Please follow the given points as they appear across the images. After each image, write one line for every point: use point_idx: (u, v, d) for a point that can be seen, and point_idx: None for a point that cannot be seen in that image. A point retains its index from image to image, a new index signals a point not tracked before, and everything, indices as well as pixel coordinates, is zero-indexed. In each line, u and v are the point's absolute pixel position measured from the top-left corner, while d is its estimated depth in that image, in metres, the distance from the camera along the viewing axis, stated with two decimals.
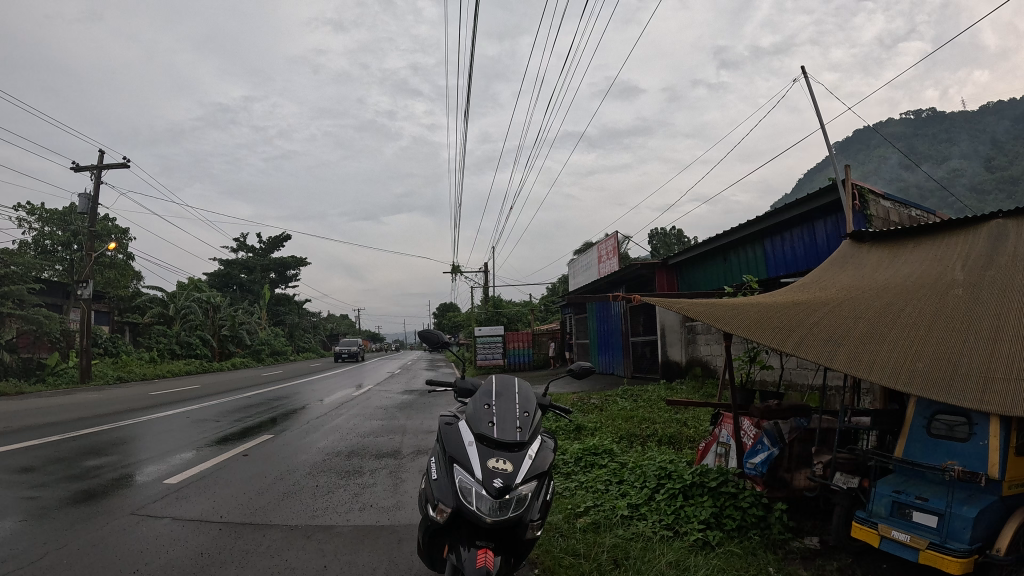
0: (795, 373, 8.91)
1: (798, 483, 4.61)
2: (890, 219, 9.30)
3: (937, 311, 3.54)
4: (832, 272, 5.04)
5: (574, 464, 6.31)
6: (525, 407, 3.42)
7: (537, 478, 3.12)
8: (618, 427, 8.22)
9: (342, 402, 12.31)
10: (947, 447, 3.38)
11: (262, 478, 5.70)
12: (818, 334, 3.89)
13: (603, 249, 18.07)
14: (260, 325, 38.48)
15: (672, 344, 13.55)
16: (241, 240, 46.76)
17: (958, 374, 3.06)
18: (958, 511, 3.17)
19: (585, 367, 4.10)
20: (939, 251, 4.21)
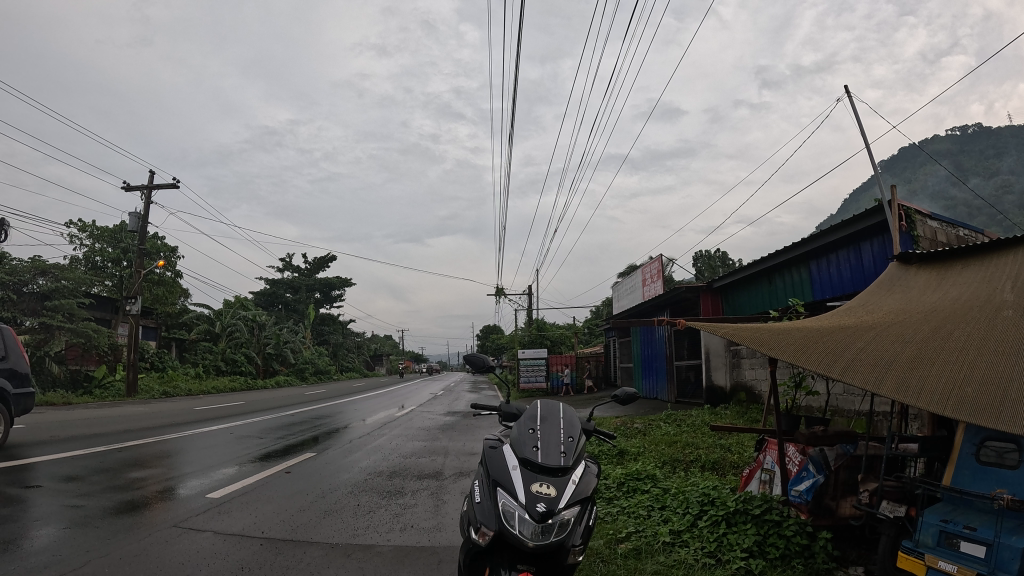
0: (844, 400, 8.67)
1: (843, 512, 4.48)
2: (940, 240, 9.06)
3: (988, 335, 3.41)
4: (879, 294, 4.92)
5: (616, 489, 6.23)
6: (570, 432, 3.38)
7: (580, 504, 3.08)
8: (661, 452, 8.10)
9: (384, 422, 12.42)
10: (997, 474, 3.26)
11: (303, 496, 5.76)
12: (865, 360, 3.78)
13: (647, 273, 17.95)
14: (303, 344, 39.13)
15: (717, 368, 13.35)
16: (287, 260, 47.71)
17: (1008, 400, 2.94)
18: (1006, 540, 3.03)
19: (629, 393, 4.05)
20: (991, 270, 4.07)
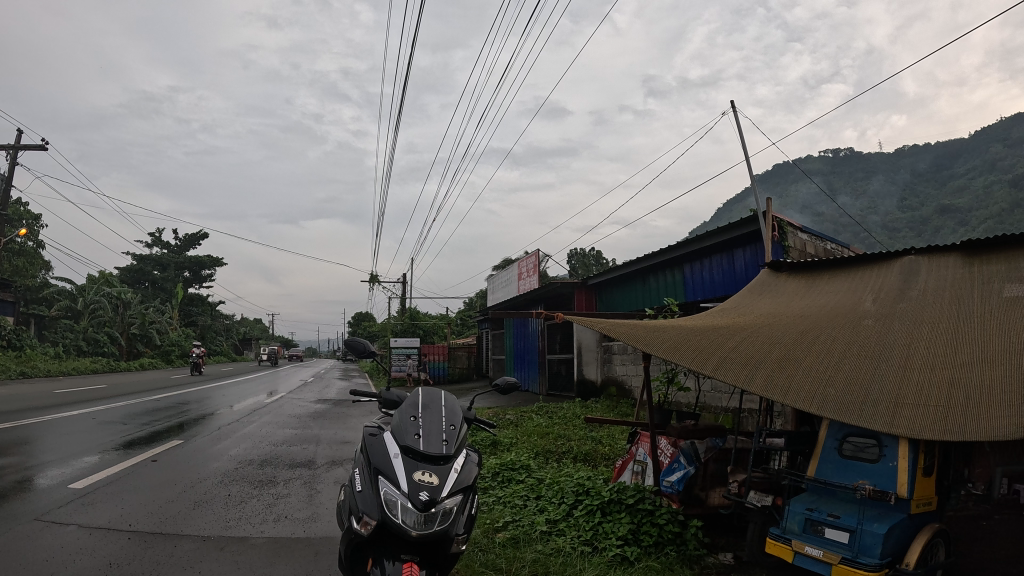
0: (711, 396, 9.18)
1: (713, 501, 4.79)
2: (806, 251, 9.78)
3: (851, 340, 3.75)
4: (752, 298, 5.27)
5: (491, 479, 6.31)
6: (451, 421, 3.39)
7: (461, 493, 3.10)
8: (534, 443, 8.30)
9: (254, 409, 11.93)
10: (858, 467, 3.61)
11: (172, 486, 5.45)
12: (736, 359, 4.05)
13: (523, 268, 18.27)
14: (169, 324, 36.85)
15: (587, 363, 13.81)
16: (154, 235, 44.73)
17: (869, 401, 3.25)
18: (868, 527, 3.37)
19: (510, 382, 4.10)
20: (854, 283, 4.48)
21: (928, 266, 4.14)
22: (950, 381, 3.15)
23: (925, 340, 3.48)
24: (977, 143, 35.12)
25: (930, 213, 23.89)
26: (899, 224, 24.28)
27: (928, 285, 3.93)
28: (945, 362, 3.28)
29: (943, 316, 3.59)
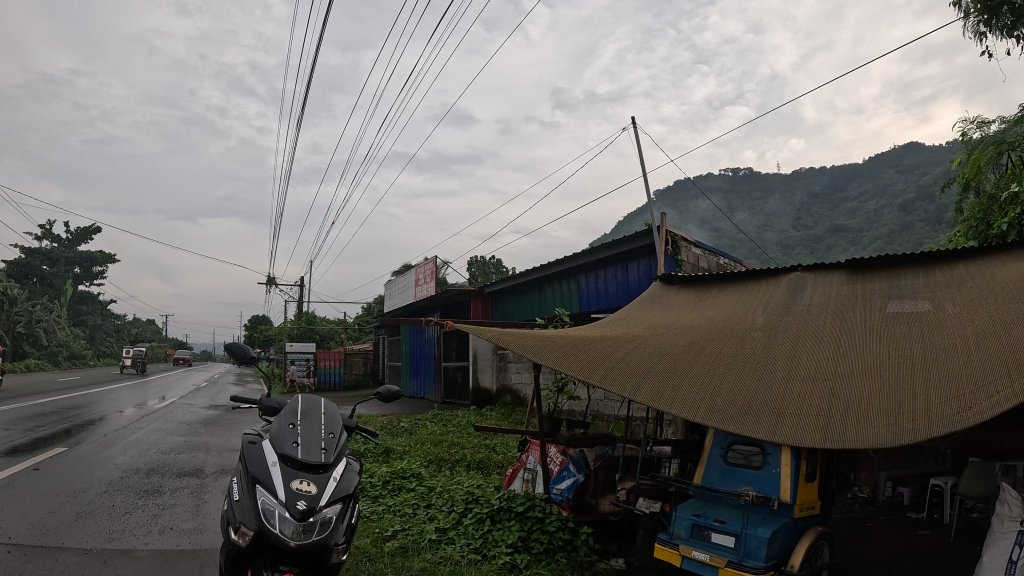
0: (602, 404, 9.30)
1: (602, 508, 4.94)
2: (699, 265, 10.12)
3: (737, 351, 3.89)
4: (642, 309, 5.40)
5: (382, 487, 6.13)
6: (330, 429, 3.20)
7: (342, 501, 2.99)
8: (427, 451, 8.21)
9: (145, 415, 11.31)
10: (743, 474, 3.75)
11: (52, 496, 5.11)
12: (624, 369, 4.12)
13: (420, 274, 18.13)
14: (54, 323, 34.72)
15: (483, 371, 13.83)
16: (43, 228, 42.18)
17: (753, 410, 3.37)
18: (754, 531, 3.47)
19: (392, 391, 3.90)
20: (742, 297, 4.66)
21: (812, 284, 4.36)
22: (830, 390, 3.29)
23: (808, 353, 3.65)
24: (868, 169, 37.23)
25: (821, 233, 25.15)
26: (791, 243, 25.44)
27: (812, 302, 4.14)
28: (825, 372, 3.44)
29: (826, 330, 3.78)
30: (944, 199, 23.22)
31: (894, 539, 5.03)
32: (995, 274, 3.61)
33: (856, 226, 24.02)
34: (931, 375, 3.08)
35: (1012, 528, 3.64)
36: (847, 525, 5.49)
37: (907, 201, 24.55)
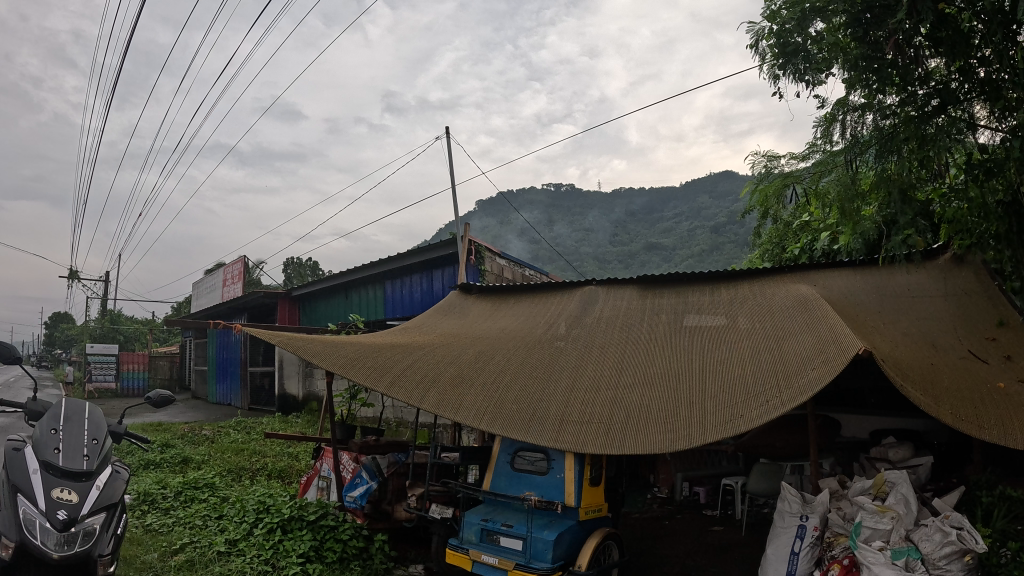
0: (394, 410, 9.58)
1: (398, 515, 5.02)
2: (503, 275, 10.60)
3: (524, 364, 4.55)
4: (438, 317, 5.95)
5: (173, 499, 5.80)
6: (95, 434, 3.23)
7: (107, 509, 3.06)
8: (227, 460, 7.94)
9: None
10: (528, 480, 4.08)
11: None
12: (410, 375, 4.58)
13: (228, 273, 17.16)
14: None
15: (288, 376, 13.62)
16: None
17: (536, 419, 4.00)
18: (539, 534, 3.76)
19: (163, 395, 3.98)
20: (534, 314, 5.40)
21: (601, 304, 5.17)
22: (613, 397, 3.95)
23: (596, 365, 4.32)
24: (682, 190, 40.25)
25: (638, 249, 26.44)
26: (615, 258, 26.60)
27: (597, 320, 4.90)
28: (608, 382, 4.11)
29: (608, 345, 4.52)
30: (746, 220, 25.27)
31: (690, 537, 5.46)
32: (764, 301, 4.46)
33: (671, 244, 25.43)
34: (701, 388, 3.79)
35: (793, 523, 4.11)
36: (646, 525, 5.87)
37: (717, 222, 26.51)
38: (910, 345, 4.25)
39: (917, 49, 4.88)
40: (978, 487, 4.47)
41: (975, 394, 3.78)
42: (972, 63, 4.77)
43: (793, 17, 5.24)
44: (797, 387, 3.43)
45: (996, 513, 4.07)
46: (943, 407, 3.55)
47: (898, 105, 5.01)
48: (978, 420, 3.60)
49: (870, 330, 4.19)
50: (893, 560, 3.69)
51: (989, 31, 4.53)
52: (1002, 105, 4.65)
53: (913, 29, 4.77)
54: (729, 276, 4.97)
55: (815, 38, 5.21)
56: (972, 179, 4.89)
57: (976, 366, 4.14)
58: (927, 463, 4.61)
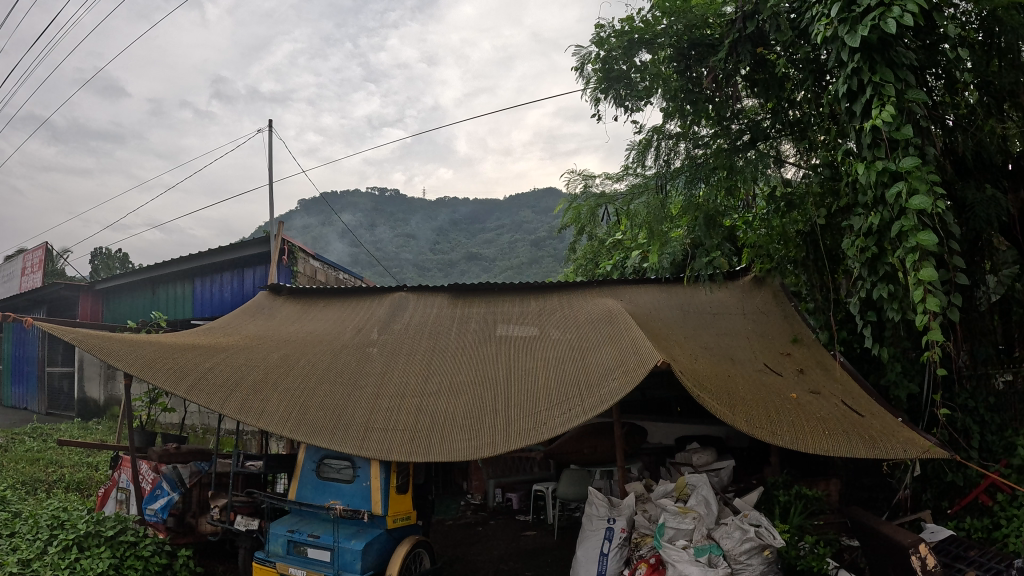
0: (200, 417, 9.24)
1: (203, 528, 4.94)
2: (316, 277, 10.82)
3: (332, 368, 4.60)
4: (243, 318, 5.69)
5: None
6: None
7: None
8: (18, 471, 7.18)
9: None
10: (336, 488, 4.36)
11: None
12: (211, 381, 4.48)
13: (26, 262, 15.51)
14: None
15: (90, 379, 12.68)
16: None
17: (341, 428, 4.11)
18: (346, 543, 4.09)
19: None
20: (345, 314, 5.38)
21: (412, 306, 5.23)
22: (419, 404, 4.11)
23: (403, 372, 4.46)
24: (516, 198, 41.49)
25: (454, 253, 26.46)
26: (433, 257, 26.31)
27: (408, 324, 5.00)
28: (415, 389, 4.27)
29: (416, 350, 4.67)
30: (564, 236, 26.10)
31: (503, 542, 5.64)
32: (567, 318, 4.84)
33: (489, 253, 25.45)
34: (510, 397, 4.05)
35: (601, 526, 4.36)
36: (459, 531, 6.00)
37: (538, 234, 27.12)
38: (712, 358, 4.64)
39: (734, 88, 5.35)
40: (774, 487, 4.99)
41: (770, 403, 4.15)
42: (783, 106, 5.29)
43: (620, 46, 5.47)
44: (600, 395, 3.75)
45: (794, 511, 4.61)
46: (741, 415, 3.89)
47: (711, 137, 5.47)
48: (771, 429, 3.91)
49: (672, 342, 4.57)
50: (696, 557, 3.94)
51: (795, 81, 5.09)
52: (807, 143, 5.14)
53: (731, 68, 5.25)
54: (541, 287, 5.33)
55: (639, 67, 5.51)
56: (775, 210, 5.46)
57: (769, 376, 4.57)
58: (728, 465, 5.00)
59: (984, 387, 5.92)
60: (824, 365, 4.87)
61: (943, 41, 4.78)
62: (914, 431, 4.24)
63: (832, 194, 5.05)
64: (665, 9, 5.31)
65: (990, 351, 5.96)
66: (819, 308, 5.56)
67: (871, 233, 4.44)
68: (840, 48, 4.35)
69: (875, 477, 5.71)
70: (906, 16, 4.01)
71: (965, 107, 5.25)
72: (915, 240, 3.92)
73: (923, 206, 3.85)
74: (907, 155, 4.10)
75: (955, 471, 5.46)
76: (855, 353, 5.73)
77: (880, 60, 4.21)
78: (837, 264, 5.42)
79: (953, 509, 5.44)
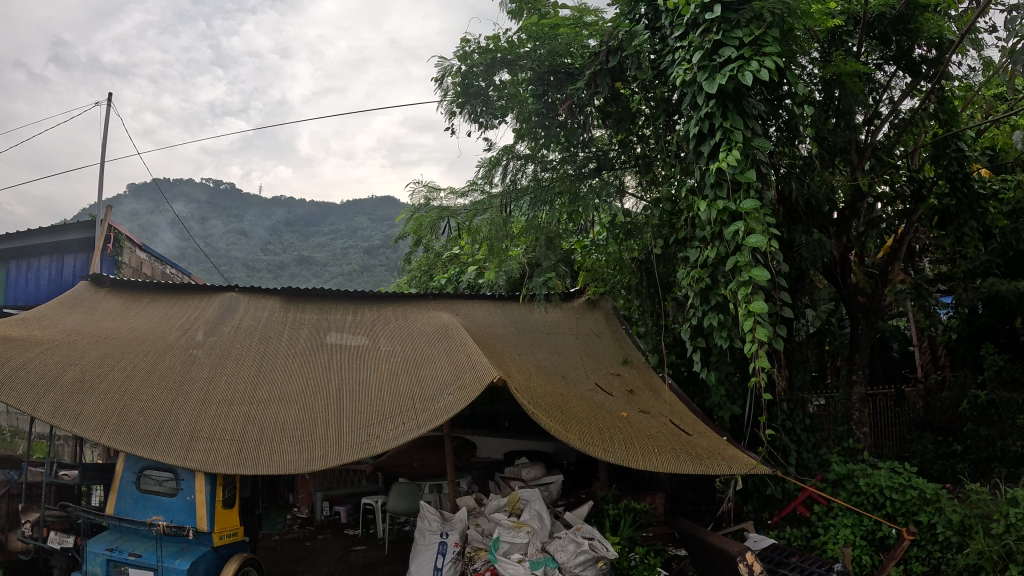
0: (4, 418, 8.37)
1: (13, 544, 4.56)
2: (143, 269, 10.14)
3: (156, 368, 4.33)
4: (55, 310, 5.09)
5: None
6: None
7: None
8: None
9: None
10: (157, 502, 4.10)
11: None
12: (20, 380, 4.12)
13: None
14: None
15: None
16: None
17: (165, 434, 3.93)
18: (171, 563, 3.92)
19: None
20: (173, 308, 5.00)
21: (245, 306, 4.93)
22: (250, 414, 4.04)
23: (233, 376, 4.30)
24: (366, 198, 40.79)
25: (284, 249, 24.74)
26: (263, 249, 24.42)
27: (241, 324, 4.76)
28: (243, 396, 4.16)
29: (248, 353, 4.50)
30: (398, 245, 25.14)
31: (333, 557, 5.51)
32: (404, 329, 4.90)
33: (320, 254, 23.87)
34: (343, 408, 4.15)
35: (434, 540, 4.36)
36: (287, 546, 5.78)
37: (376, 238, 26.34)
38: (547, 377, 4.77)
39: (587, 117, 5.58)
40: (604, 500, 5.20)
41: (600, 422, 4.32)
42: (631, 139, 5.60)
43: (482, 62, 5.56)
44: (435, 409, 4.01)
45: (623, 523, 4.81)
46: (572, 432, 4.04)
47: (558, 161, 5.72)
48: (603, 445, 4.09)
49: (508, 360, 4.66)
50: (531, 570, 4.05)
51: (652, 118, 5.32)
52: (649, 177, 5.51)
53: (586, 98, 5.48)
54: (374, 295, 5.24)
55: (497, 86, 5.65)
56: (612, 237, 5.74)
57: (601, 397, 4.77)
58: (557, 480, 5.15)
59: (799, 409, 6.50)
60: (652, 387, 5.13)
61: (786, 97, 5.24)
62: (737, 449, 4.55)
63: (669, 227, 5.39)
64: (531, 33, 5.48)
65: (805, 377, 6.61)
66: (651, 332, 5.96)
67: (706, 265, 4.77)
68: (697, 92, 4.64)
69: (699, 491, 6.10)
70: (762, 71, 4.34)
71: (794, 159, 5.76)
72: (748, 275, 4.23)
73: (758, 245, 4.17)
74: (747, 197, 4.42)
75: (776, 484, 5.99)
76: (684, 376, 6.13)
77: (732, 108, 4.53)
78: (669, 290, 5.78)
79: (773, 519, 5.90)
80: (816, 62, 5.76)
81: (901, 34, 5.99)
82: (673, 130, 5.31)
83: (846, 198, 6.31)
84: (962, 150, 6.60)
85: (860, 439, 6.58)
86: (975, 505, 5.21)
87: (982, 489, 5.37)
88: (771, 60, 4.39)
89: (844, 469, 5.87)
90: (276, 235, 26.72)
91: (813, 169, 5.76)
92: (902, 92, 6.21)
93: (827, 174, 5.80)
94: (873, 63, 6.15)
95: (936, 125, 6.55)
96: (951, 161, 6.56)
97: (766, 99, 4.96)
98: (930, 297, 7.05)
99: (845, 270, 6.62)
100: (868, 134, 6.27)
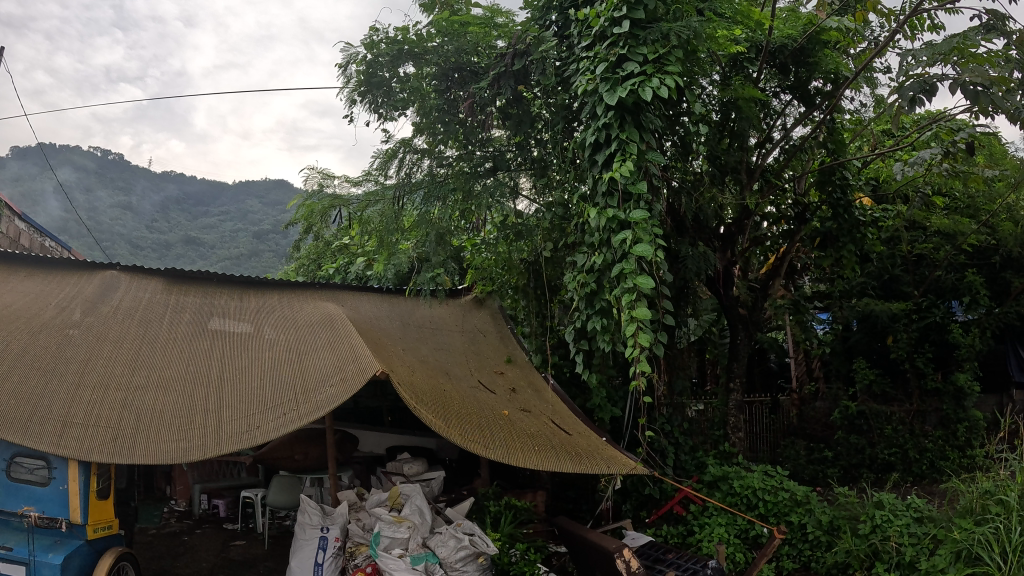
0: None
1: None
2: (20, 240, 9.44)
3: (27, 349, 4.05)
4: None
5: None
6: None
7: None
8: None
9: None
10: (29, 492, 3.85)
11: None
12: None
13: None
14: None
15: None
16: None
17: (36, 418, 3.70)
18: (42, 558, 3.72)
19: None
20: (46, 283, 4.63)
21: (126, 284, 4.64)
22: (128, 400, 3.85)
23: (111, 359, 4.08)
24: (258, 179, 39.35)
25: (168, 227, 23.55)
26: (148, 225, 23.17)
27: (121, 303, 4.49)
28: (120, 381, 3.95)
29: (127, 334, 4.26)
30: (289, 231, 24.50)
31: (210, 552, 5.29)
32: (289, 317, 4.78)
33: (208, 236, 22.93)
34: (226, 395, 4.03)
35: (315, 535, 4.27)
36: (161, 541, 5.50)
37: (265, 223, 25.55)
38: (432, 373, 4.78)
39: (487, 116, 5.57)
40: (485, 497, 5.25)
41: (480, 418, 4.37)
42: (529, 143, 5.69)
43: (389, 53, 5.46)
44: (319, 400, 3.97)
45: (504, 520, 4.89)
46: (453, 428, 4.07)
47: (455, 158, 5.72)
48: (484, 441, 4.15)
49: (392, 354, 4.63)
50: (413, 565, 4.05)
51: (552, 122, 5.43)
52: (543, 181, 5.63)
53: (488, 98, 5.48)
54: (261, 282, 5.06)
55: (401, 78, 5.59)
56: (503, 237, 5.94)
57: (484, 394, 4.82)
58: (439, 476, 5.16)
59: (677, 413, 6.78)
60: (533, 383, 5.35)
61: (684, 115, 5.47)
62: (614, 449, 4.71)
63: (559, 231, 5.59)
64: (440, 28, 5.46)
65: (684, 383, 6.91)
66: (535, 333, 6.07)
67: (592, 270, 4.92)
68: (597, 102, 4.75)
69: (580, 490, 6.28)
70: (661, 88, 4.49)
71: (684, 172, 5.94)
72: (632, 282, 4.38)
73: (644, 254, 4.33)
74: (637, 208, 4.57)
75: (654, 485, 6.24)
76: (565, 377, 6.29)
77: (629, 120, 4.67)
78: (555, 293, 6.00)
79: (651, 518, 6.13)
80: (715, 84, 6.04)
81: (800, 66, 6.32)
82: (570, 137, 5.43)
83: (733, 215, 6.59)
84: (846, 178, 6.97)
85: (735, 442, 6.94)
86: (842, 507, 5.59)
87: (848, 492, 5.77)
88: (671, 80, 4.54)
89: (720, 471, 6.17)
90: (162, 212, 25.40)
91: (702, 185, 6.09)
92: (794, 120, 6.58)
93: (715, 191, 6.17)
94: (771, 89, 6.51)
95: (825, 154, 6.94)
96: (834, 188, 6.95)
97: (664, 114, 5.19)
98: (805, 312, 7.48)
99: (727, 283, 6.96)
100: (760, 156, 6.59)
